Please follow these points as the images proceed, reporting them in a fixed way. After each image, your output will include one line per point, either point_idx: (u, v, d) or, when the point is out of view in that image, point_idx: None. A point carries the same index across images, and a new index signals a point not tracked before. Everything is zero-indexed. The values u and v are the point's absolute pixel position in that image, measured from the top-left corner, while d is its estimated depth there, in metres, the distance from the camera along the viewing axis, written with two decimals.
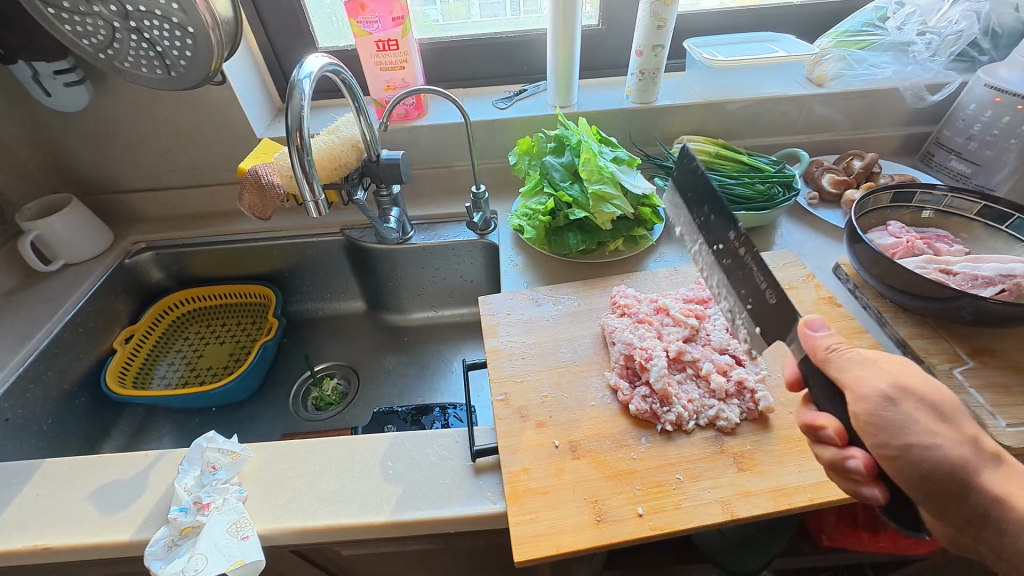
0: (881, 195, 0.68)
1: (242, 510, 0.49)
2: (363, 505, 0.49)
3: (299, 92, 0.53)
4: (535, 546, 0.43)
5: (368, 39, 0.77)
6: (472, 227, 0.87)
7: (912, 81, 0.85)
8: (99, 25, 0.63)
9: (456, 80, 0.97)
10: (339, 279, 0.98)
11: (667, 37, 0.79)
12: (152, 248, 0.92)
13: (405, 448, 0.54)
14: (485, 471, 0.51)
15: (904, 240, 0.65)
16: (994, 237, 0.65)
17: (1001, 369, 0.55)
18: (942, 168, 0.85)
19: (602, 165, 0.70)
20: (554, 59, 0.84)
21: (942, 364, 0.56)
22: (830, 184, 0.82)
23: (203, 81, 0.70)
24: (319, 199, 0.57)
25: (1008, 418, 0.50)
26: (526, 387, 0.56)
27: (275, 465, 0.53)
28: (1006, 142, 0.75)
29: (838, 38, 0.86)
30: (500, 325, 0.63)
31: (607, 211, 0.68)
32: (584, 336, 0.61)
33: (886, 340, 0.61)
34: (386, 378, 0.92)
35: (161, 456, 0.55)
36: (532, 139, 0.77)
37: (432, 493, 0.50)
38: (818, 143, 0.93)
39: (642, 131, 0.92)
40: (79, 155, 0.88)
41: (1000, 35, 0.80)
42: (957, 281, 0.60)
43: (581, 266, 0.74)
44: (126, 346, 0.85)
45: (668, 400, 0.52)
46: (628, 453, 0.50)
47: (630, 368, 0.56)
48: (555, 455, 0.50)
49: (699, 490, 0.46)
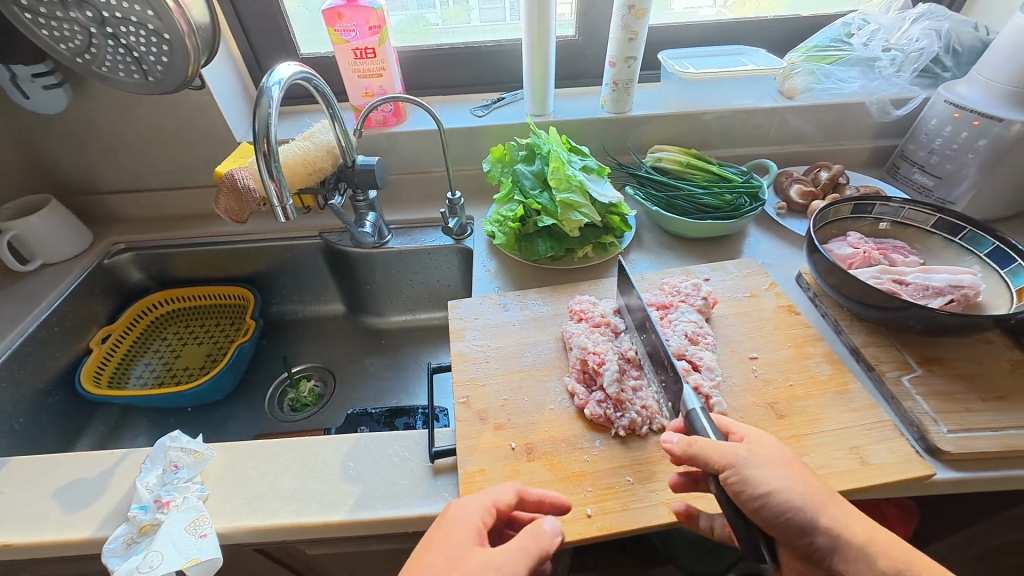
0: (841, 207, 0.70)
1: (202, 509, 0.50)
2: (322, 504, 0.50)
3: (268, 99, 0.54)
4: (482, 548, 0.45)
5: (346, 47, 0.79)
6: (448, 232, 0.88)
7: (879, 95, 0.87)
8: (76, 30, 0.64)
9: (436, 87, 0.99)
10: (319, 282, 0.99)
11: (639, 49, 0.81)
12: (132, 249, 0.93)
13: (367, 449, 0.55)
14: (444, 472, 0.53)
15: (861, 250, 0.67)
16: (947, 249, 0.67)
17: (948, 377, 0.57)
18: (907, 180, 0.87)
19: (570, 174, 0.71)
20: (530, 69, 0.85)
21: (891, 372, 0.58)
22: (798, 195, 0.84)
23: (180, 86, 0.71)
24: (287, 205, 0.58)
25: (950, 425, 0.52)
26: (487, 391, 0.57)
27: (238, 465, 0.54)
28: (965, 156, 0.77)
29: (807, 53, 0.88)
30: (467, 329, 0.65)
31: (574, 219, 0.70)
32: (547, 340, 0.63)
33: (841, 348, 0.63)
34: (363, 380, 0.93)
35: (126, 455, 0.56)
36: (505, 147, 0.78)
37: (390, 493, 0.51)
38: (789, 154, 0.96)
39: (617, 140, 0.94)
40: (59, 156, 0.88)
41: (960, 53, 0.83)
42: (910, 291, 0.61)
43: (550, 272, 0.75)
44: (102, 346, 0.86)
45: (622, 405, 0.53)
46: (581, 455, 0.51)
47: (587, 373, 0.57)
48: (511, 456, 0.51)
49: (648, 491, 0.48)
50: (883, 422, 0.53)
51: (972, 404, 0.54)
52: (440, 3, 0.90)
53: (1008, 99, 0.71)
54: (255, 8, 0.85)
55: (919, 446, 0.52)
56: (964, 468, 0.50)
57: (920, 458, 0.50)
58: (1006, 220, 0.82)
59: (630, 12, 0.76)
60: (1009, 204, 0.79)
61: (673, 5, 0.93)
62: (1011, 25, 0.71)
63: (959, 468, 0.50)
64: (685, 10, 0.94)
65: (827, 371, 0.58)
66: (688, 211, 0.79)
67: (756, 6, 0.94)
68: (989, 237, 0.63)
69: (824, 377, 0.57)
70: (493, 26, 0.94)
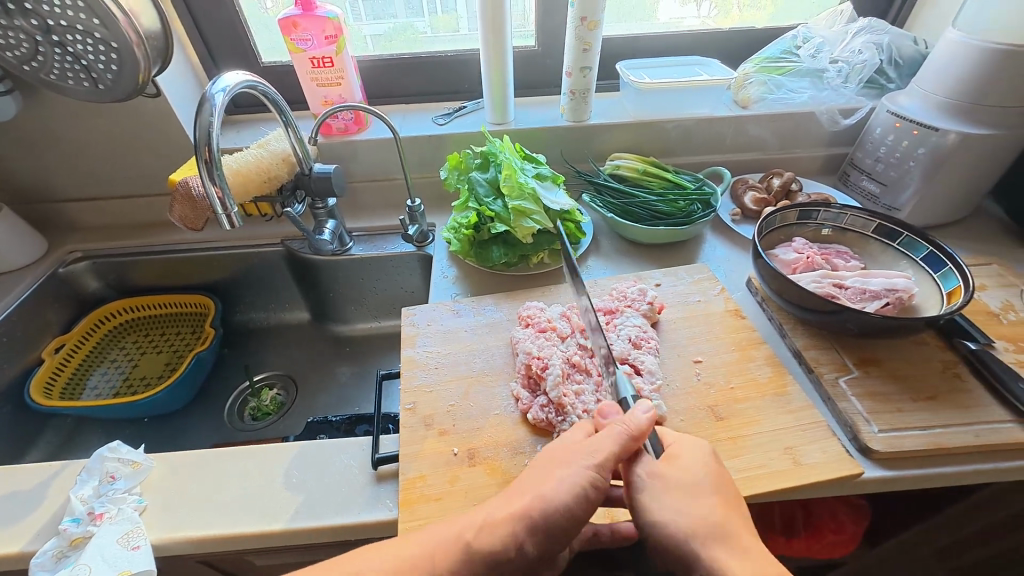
0: (787, 213, 0.72)
1: (137, 520, 0.49)
2: (261, 513, 0.50)
3: (210, 107, 0.54)
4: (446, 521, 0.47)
5: (303, 55, 0.79)
6: (410, 239, 0.88)
7: (828, 105, 0.90)
8: (22, 38, 0.64)
9: (400, 95, 1.00)
10: (282, 290, 0.99)
11: (594, 59, 0.83)
12: (89, 258, 0.91)
13: (312, 457, 0.55)
14: (386, 478, 0.53)
15: (805, 255, 0.69)
16: (885, 253, 0.70)
17: (882, 378, 0.58)
18: (856, 187, 0.90)
19: (522, 181, 0.72)
20: (489, 78, 0.87)
21: (829, 373, 0.59)
22: (752, 202, 0.85)
23: (132, 94, 0.71)
24: (232, 212, 0.59)
25: (881, 424, 0.54)
26: (433, 396, 0.58)
27: (179, 475, 0.54)
28: (907, 164, 0.79)
29: (761, 63, 0.90)
30: (419, 336, 0.65)
31: (526, 226, 0.71)
32: (497, 346, 0.63)
33: (784, 351, 0.64)
34: (325, 388, 0.92)
35: (64, 467, 0.55)
36: (461, 155, 0.79)
37: (331, 500, 0.51)
38: (746, 161, 0.98)
39: (578, 148, 0.95)
40: (12, 163, 0.87)
41: (902, 65, 0.86)
42: (848, 295, 0.63)
43: (506, 278, 0.76)
44: (55, 356, 0.84)
45: (563, 409, 0.54)
46: (522, 460, 0.51)
47: (531, 378, 0.58)
48: (452, 462, 0.51)
49: None
50: (817, 423, 0.54)
51: (903, 404, 0.55)
52: (430, 12, 0.93)
53: (943, 109, 0.74)
54: (214, 16, 0.86)
55: (852, 445, 0.53)
56: (894, 467, 0.52)
57: (850, 457, 0.51)
58: (948, 226, 0.85)
59: (583, 24, 0.77)
60: (949, 210, 0.82)
61: (659, 15, 0.95)
62: (944, 39, 0.74)
63: (889, 466, 0.52)
64: (670, 20, 0.96)
65: (767, 373, 0.59)
66: (642, 218, 0.81)
67: (740, 17, 0.97)
68: (923, 242, 0.66)
69: (764, 379, 0.59)
70: (457, 36, 0.96)
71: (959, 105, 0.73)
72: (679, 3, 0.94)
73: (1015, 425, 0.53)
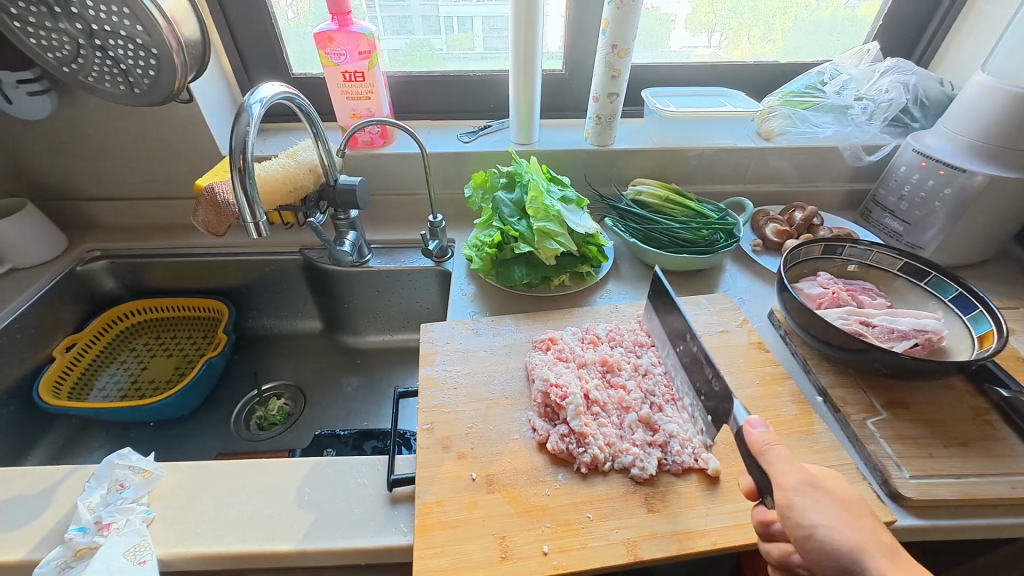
0: (812, 247, 0.72)
1: (144, 533, 0.48)
2: (272, 532, 0.49)
3: (247, 116, 0.54)
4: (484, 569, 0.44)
5: (335, 69, 0.81)
6: (428, 254, 0.88)
7: (851, 141, 0.90)
8: (65, 40, 0.65)
9: (426, 112, 1.02)
10: (297, 298, 0.98)
11: (622, 86, 0.84)
12: (107, 257, 0.91)
13: (325, 476, 0.53)
14: (401, 501, 0.51)
15: (831, 290, 0.68)
16: (913, 292, 0.69)
17: (912, 422, 0.57)
18: (879, 224, 0.89)
19: (548, 204, 0.72)
20: (517, 99, 0.88)
21: (857, 414, 0.58)
22: (773, 234, 0.85)
23: (167, 99, 0.72)
24: (260, 220, 0.58)
25: (912, 470, 0.52)
26: (451, 418, 0.56)
27: (189, 487, 0.52)
28: (932, 204, 0.79)
29: (786, 97, 0.91)
30: (438, 353, 0.64)
31: (550, 248, 0.71)
32: (516, 368, 0.62)
33: (808, 387, 0.63)
34: (333, 400, 0.91)
35: (71, 472, 0.54)
36: (486, 174, 0.79)
37: (345, 524, 0.49)
38: (767, 193, 0.98)
39: (601, 172, 0.95)
40: (40, 161, 0.88)
41: (928, 105, 0.87)
42: (876, 333, 0.62)
43: (525, 298, 0.76)
44: (66, 355, 0.83)
45: (584, 440, 0.52)
46: (543, 489, 0.50)
47: (549, 407, 0.56)
48: (470, 487, 0.50)
49: (607, 530, 0.47)
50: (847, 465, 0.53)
51: (935, 449, 0.54)
52: (446, 30, 0.93)
53: (969, 151, 0.74)
54: (250, 29, 0.87)
55: (882, 491, 0.52)
56: (927, 516, 0.50)
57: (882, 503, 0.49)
58: (974, 266, 0.84)
59: (613, 52, 0.78)
60: (974, 252, 0.81)
61: (670, 43, 0.97)
62: (972, 82, 0.75)
63: (921, 515, 0.50)
64: (680, 48, 0.97)
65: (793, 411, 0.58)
66: (665, 244, 0.80)
67: (750, 49, 0.98)
68: (952, 283, 0.65)
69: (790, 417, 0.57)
70: (468, 54, 0.96)
71: (988, 148, 0.73)
72: (690, 32, 0.95)
73: None
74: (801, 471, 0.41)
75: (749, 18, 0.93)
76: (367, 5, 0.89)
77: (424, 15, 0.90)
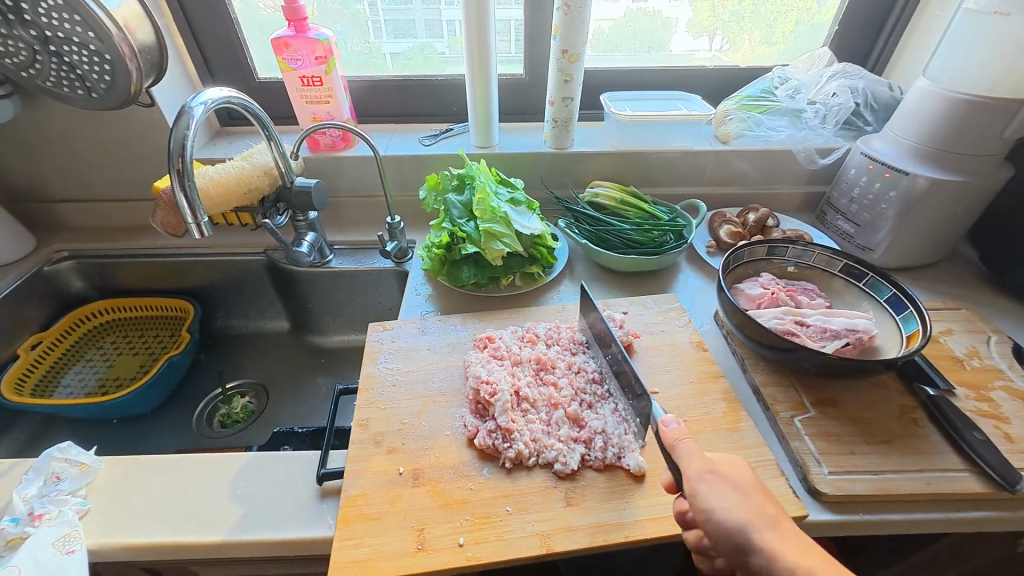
0: (755, 248, 0.73)
1: (75, 524, 0.49)
2: (202, 523, 0.50)
3: (188, 119, 0.56)
4: (399, 560, 0.45)
5: (293, 74, 0.82)
6: (388, 255, 0.90)
7: (806, 145, 0.91)
8: (21, 46, 0.67)
9: (390, 116, 1.03)
10: (262, 298, 1.00)
11: (576, 90, 0.85)
12: (74, 258, 0.93)
13: (262, 469, 0.55)
14: (330, 495, 0.52)
15: (770, 291, 0.69)
16: (851, 292, 0.70)
17: (838, 420, 0.58)
18: (832, 226, 0.90)
19: (495, 206, 0.73)
20: (474, 103, 0.89)
21: (785, 412, 0.59)
22: (727, 236, 0.86)
23: (125, 103, 0.74)
24: (202, 222, 0.60)
25: (831, 466, 0.53)
26: (387, 414, 0.58)
27: (126, 479, 0.54)
28: (879, 206, 0.80)
29: (743, 101, 0.91)
30: (381, 351, 0.66)
31: (496, 249, 0.72)
32: (456, 366, 0.64)
33: (743, 386, 0.64)
34: (295, 399, 0.92)
35: (13, 466, 0.55)
36: (440, 176, 0.81)
37: (273, 516, 0.51)
38: (725, 195, 0.99)
39: (560, 175, 0.97)
40: (8, 164, 0.90)
41: (877, 108, 0.88)
42: (809, 333, 0.63)
43: (475, 298, 0.77)
44: (31, 353, 0.85)
45: (510, 435, 0.54)
46: (466, 483, 0.51)
47: (480, 404, 0.58)
48: (396, 481, 0.51)
49: (523, 522, 0.48)
50: (768, 461, 0.54)
51: (857, 446, 0.55)
52: (449, 33, 0.95)
53: (911, 154, 0.75)
54: (214, 36, 0.89)
55: (802, 486, 0.53)
56: (843, 511, 0.51)
57: (797, 498, 0.51)
58: (923, 268, 0.85)
59: (564, 57, 0.80)
60: (923, 254, 0.82)
61: (674, 47, 0.99)
62: (914, 87, 0.76)
63: (837, 510, 0.51)
64: (685, 53, 0.99)
65: (722, 409, 0.59)
66: (615, 245, 0.82)
67: (751, 53, 0.99)
68: (886, 283, 0.66)
69: (719, 415, 0.58)
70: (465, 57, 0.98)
71: (929, 151, 0.74)
72: (693, 35, 0.97)
73: (969, 475, 0.53)
74: (708, 465, 0.43)
75: (752, 23, 0.95)
76: (372, 9, 0.90)
77: (428, 18, 0.93)
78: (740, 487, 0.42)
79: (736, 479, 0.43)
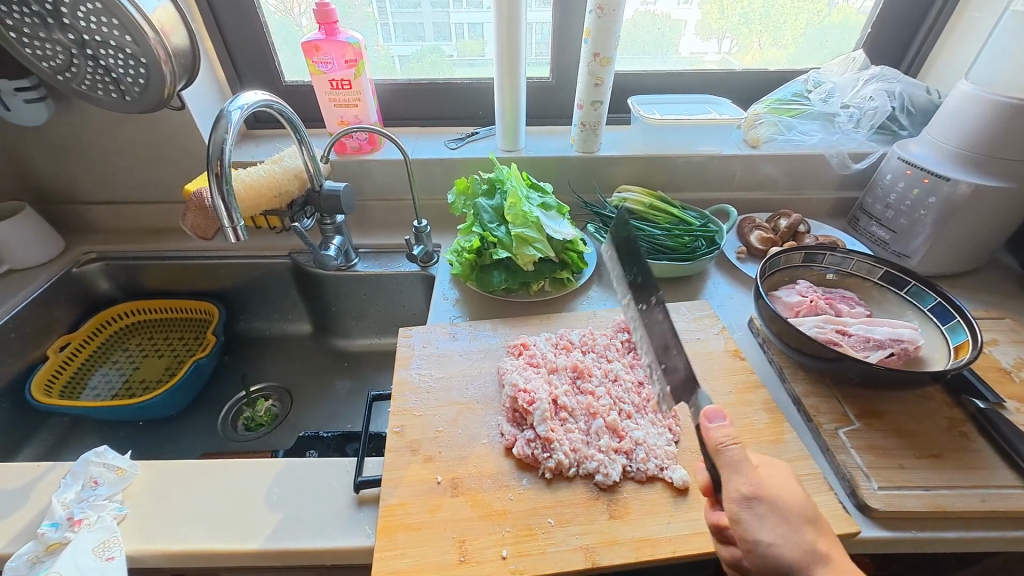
0: (792, 255, 0.71)
1: (114, 529, 0.49)
2: (239, 531, 0.49)
3: (226, 123, 0.56)
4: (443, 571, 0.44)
5: (323, 78, 0.82)
6: (414, 259, 0.89)
7: (838, 149, 0.89)
8: (58, 50, 0.67)
9: (415, 119, 1.03)
10: (286, 301, 1.00)
11: (606, 94, 0.84)
12: (102, 259, 0.94)
13: (298, 475, 0.54)
14: (368, 503, 0.52)
15: (809, 299, 0.68)
16: (892, 301, 0.68)
17: (885, 433, 0.56)
18: (865, 232, 0.88)
19: (526, 210, 0.73)
20: (502, 106, 0.89)
21: (828, 424, 0.57)
22: (758, 241, 0.85)
23: (157, 106, 0.74)
24: (238, 225, 0.60)
25: (881, 481, 0.51)
26: (422, 421, 0.57)
27: (162, 485, 0.54)
28: (918, 212, 0.78)
29: (772, 105, 0.90)
30: (414, 357, 0.65)
31: (528, 254, 0.72)
32: (489, 373, 0.63)
33: (783, 397, 0.62)
34: (319, 403, 0.92)
35: (49, 470, 0.55)
36: (469, 180, 0.80)
37: (311, 524, 0.50)
38: (754, 200, 0.98)
39: (587, 179, 0.96)
40: (39, 166, 0.90)
41: (914, 113, 0.86)
42: (852, 342, 0.61)
43: (504, 303, 0.76)
44: (59, 355, 0.85)
45: (550, 445, 0.53)
46: (506, 493, 0.50)
47: (517, 412, 0.57)
48: (435, 491, 0.50)
49: (566, 535, 0.47)
50: (815, 475, 0.52)
51: (906, 460, 0.53)
52: (457, 36, 0.95)
53: (953, 159, 0.73)
54: (243, 39, 0.90)
55: (850, 501, 0.51)
56: (895, 528, 0.50)
57: (847, 514, 0.49)
58: (962, 275, 0.83)
59: (594, 60, 0.79)
60: (962, 261, 0.80)
61: (680, 49, 0.97)
62: (956, 91, 0.74)
63: (888, 526, 0.50)
64: (691, 55, 0.98)
65: (764, 419, 0.58)
66: (645, 251, 0.80)
67: (760, 54, 0.98)
68: (931, 292, 0.65)
69: (761, 426, 0.57)
70: (488, 60, 0.97)
71: (972, 157, 0.72)
72: (701, 38, 0.95)
73: None
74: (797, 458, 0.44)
75: (762, 23, 0.93)
76: (381, 12, 0.90)
77: (435, 22, 0.92)
78: (794, 503, 0.41)
79: (790, 495, 0.42)
